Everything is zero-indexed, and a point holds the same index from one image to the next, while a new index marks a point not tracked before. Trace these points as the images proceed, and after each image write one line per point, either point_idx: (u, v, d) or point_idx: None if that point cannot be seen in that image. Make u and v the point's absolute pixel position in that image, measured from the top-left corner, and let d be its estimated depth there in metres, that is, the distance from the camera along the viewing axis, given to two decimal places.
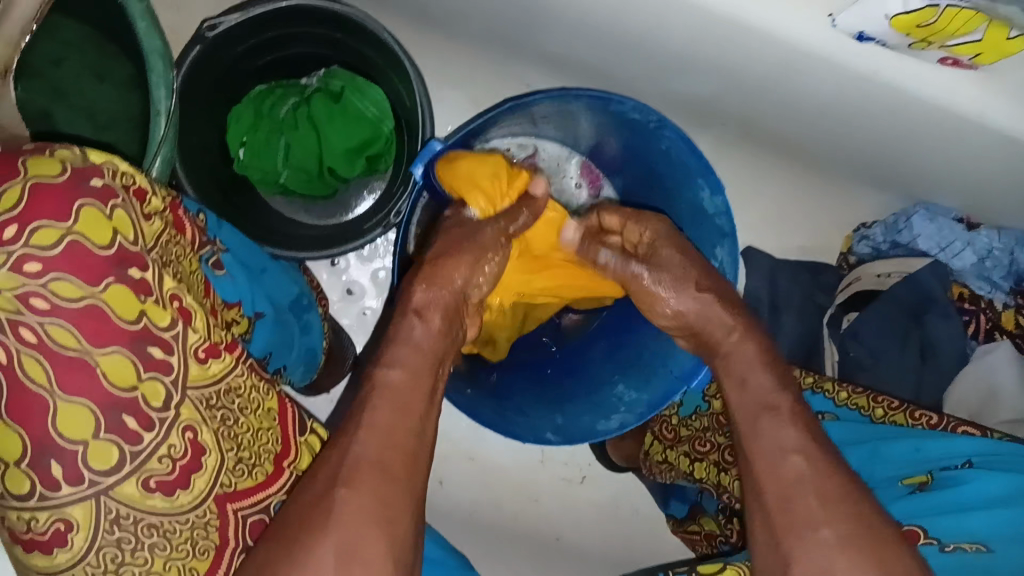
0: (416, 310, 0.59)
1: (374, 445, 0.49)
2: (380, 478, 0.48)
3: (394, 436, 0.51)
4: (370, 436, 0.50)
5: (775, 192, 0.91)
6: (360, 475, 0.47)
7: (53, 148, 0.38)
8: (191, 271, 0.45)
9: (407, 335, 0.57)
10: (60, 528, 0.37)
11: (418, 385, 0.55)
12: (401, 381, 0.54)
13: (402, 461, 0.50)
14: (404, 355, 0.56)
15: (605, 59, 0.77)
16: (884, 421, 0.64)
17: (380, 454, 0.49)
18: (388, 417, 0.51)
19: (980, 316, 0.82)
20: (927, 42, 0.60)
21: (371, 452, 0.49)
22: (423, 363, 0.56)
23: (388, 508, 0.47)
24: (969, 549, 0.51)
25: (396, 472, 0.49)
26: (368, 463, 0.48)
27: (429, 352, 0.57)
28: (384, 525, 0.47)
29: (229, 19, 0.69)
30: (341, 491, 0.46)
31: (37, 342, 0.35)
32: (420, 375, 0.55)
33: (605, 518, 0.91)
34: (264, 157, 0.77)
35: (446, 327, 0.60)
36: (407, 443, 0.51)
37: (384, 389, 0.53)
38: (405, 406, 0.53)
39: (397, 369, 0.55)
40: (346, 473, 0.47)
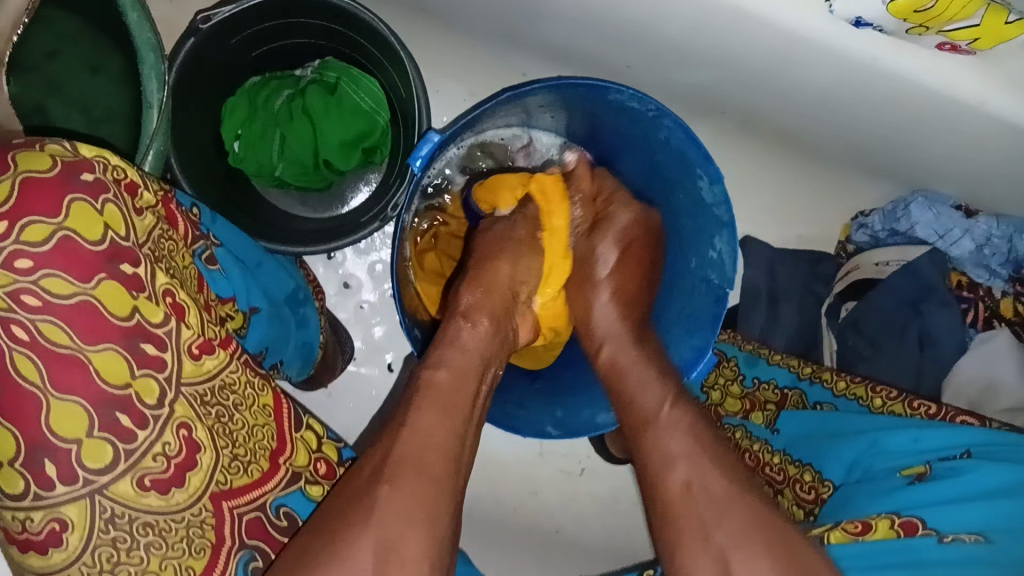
0: (463, 312, 0.65)
1: (415, 442, 0.51)
2: (421, 477, 0.49)
3: (436, 436, 0.53)
4: (411, 435, 0.52)
5: (773, 182, 0.91)
6: (402, 472, 0.49)
7: (44, 141, 0.37)
8: (184, 266, 0.45)
9: (455, 337, 0.62)
10: (55, 528, 0.37)
11: (463, 387, 0.58)
12: (450, 382, 0.57)
13: (439, 463, 0.51)
14: (451, 356, 0.60)
15: (602, 49, 0.77)
16: (883, 411, 0.65)
17: (420, 454, 0.51)
18: (431, 418, 0.53)
19: (978, 304, 0.82)
20: (925, 27, 0.59)
21: (413, 450, 0.51)
22: (468, 364, 0.60)
23: (428, 509, 0.48)
24: (967, 540, 0.51)
25: (434, 469, 0.51)
26: (409, 462, 0.50)
27: (475, 352, 0.61)
28: (425, 526, 0.48)
29: (222, 11, 0.69)
30: (384, 489, 0.48)
31: (28, 339, 0.35)
32: (467, 376, 0.59)
33: (605, 511, 0.90)
34: (258, 150, 0.76)
35: (492, 329, 0.65)
36: (446, 446, 0.53)
37: (430, 389, 0.56)
38: (451, 407, 0.55)
39: (443, 368, 0.58)
40: (389, 473, 0.49)
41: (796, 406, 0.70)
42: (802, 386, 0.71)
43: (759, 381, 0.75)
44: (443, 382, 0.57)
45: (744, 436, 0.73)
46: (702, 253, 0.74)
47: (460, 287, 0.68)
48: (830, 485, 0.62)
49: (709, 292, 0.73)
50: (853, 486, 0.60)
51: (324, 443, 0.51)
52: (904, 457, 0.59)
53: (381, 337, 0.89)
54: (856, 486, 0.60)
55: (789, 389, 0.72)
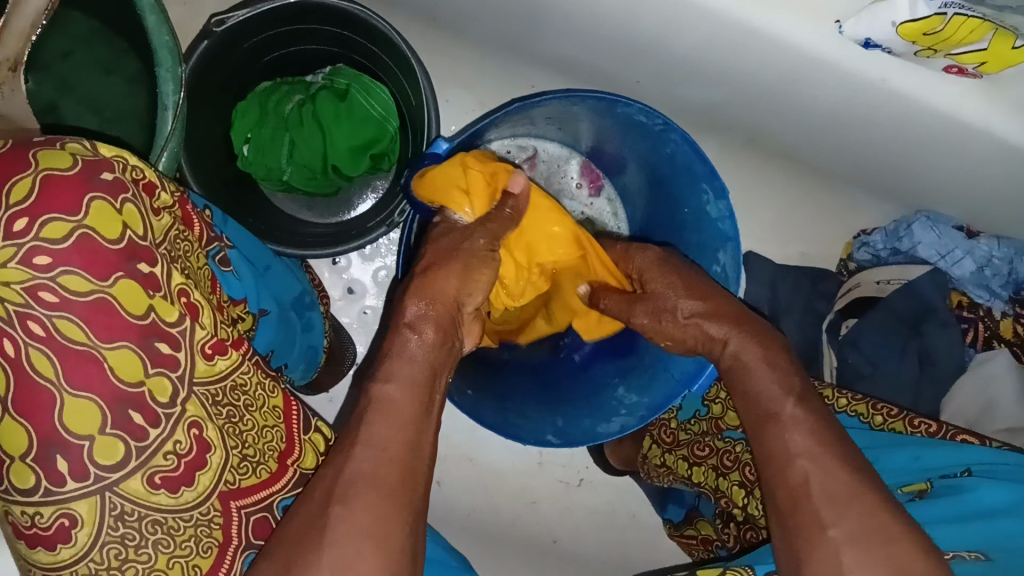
0: (409, 324, 0.58)
1: (370, 459, 0.47)
2: (377, 492, 0.45)
3: (391, 450, 0.48)
4: (366, 450, 0.47)
5: (776, 198, 0.92)
6: (357, 488, 0.45)
7: (64, 140, 0.37)
8: (199, 267, 0.45)
9: (402, 351, 0.56)
10: (64, 524, 0.37)
11: (415, 400, 0.52)
12: (400, 399, 0.52)
13: (399, 474, 0.47)
14: (402, 368, 0.54)
15: (611, 63, 0.78)
16: (883, 427, 0.65)
17: (375, 469, 0.46)
18: (384, 432, 0.49)
19: (978, 324, 0.83)
20: (933, 51, 0.60)
21: (367, 464, 0.46)
22: (418, 378, 0.54)
23: (384, 522, 0.45)
24: (968, 558, 0.50)
25: (389, 485, 0.46)
26: (363, 479, 0.46)
27: (424, 365, 0.55)
28: (378, 542, 0.44)
29: (236, 15, 0.69)
30: (336, 506, 0.44)
31: (45, 336, 0.35)
32: (418, 387, 0.54)
33: (603, 522, 0.91)
34: (267, 154, 0.77)
35: (440, 340, 0.58)
36: (404, 456, 0.48)
37: (378, 404, 0.51)
38: (403, 421, 0.50)
39: (392, 382, 0.53)
40: (342, 489, 0.45)
41: None
42: None
43: None
44: (388, 397, 0.52)
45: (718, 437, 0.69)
46: (707, 268, 0.74)
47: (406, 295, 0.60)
48: None
49: None
50: None
51: (332, 445, 0.51)
52: (907, 475, 0.59)
53: None
54: None
55: None
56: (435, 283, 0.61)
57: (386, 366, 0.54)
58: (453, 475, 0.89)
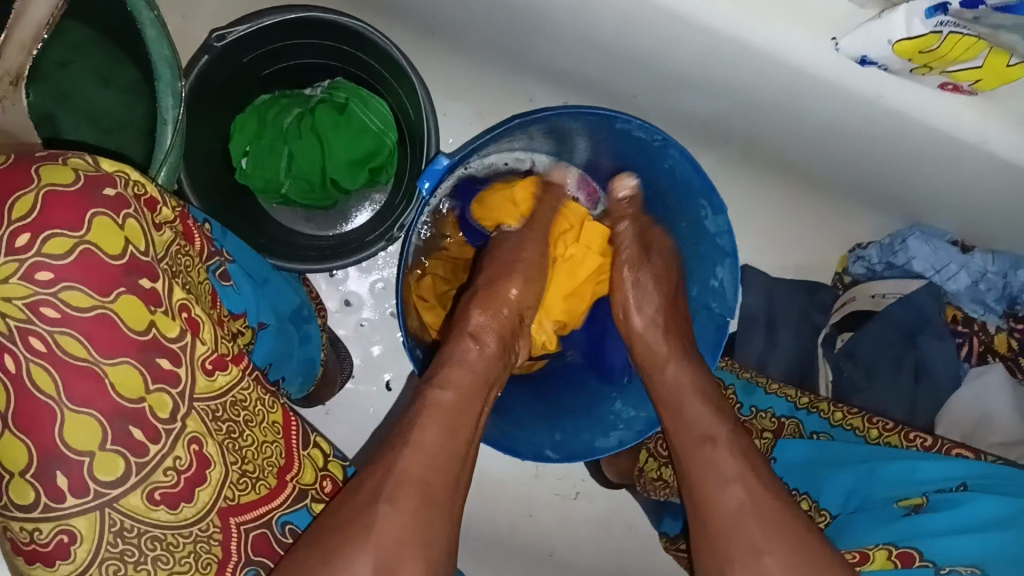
0: (472, 332, 0.65)
1: (420, 463, 0.52)
2: (421, 497, 0.50)
3: (437, 457, 0.53)
4: (414, 454, 0.52)
5: (772, 212, 0.92)
6: (402, 493, 0.49)
7: (67, 155, 0.37)
8: (199, 281, 0.45)
9: (461, 357, 0.62)
10: (64, 540, 0.37)
11: (468, 408, 0.59)
12: (456, 401, 0.58)
13: (443, 482, 0.52)
14: (458, 375, 0.60)
15: (609, 78, 0.78)
16: (879, 440, 0.65)
17: (423, 474, 0.51)
18: (434, 438, 0.54)
19: (972, 338, 0.83)
20: (929, 68, 0.60)
21: (416, 470, 0.51)
22: (474, 385, 0.61)
23: (428, 528, 0.49)
24: (965, 572, 0.51)
25: (434, 492, 0.51)
26: (411, 482, 0.50)
27: (481, 374, 0.62)
28: (421, 547, 0.48)
29: (237, 30, 0.69)
30: (383, 506, 0.48)
31: (46, 351, 0.35)
32: (470, 395, 0.59)
33: (599, 534, 0.91)
34: (266, 166, 0.77)
35: (498, 351, 0.66)
36: (449, 465, 0.54)
37: (435, 407, 0.57)
38: (454, 427, 0.56)
39: (448, 389, 0.59)
40: (389, 491, 0.49)
41: (794, 435, 0.71)
42: (799, 415, 0.72)
43: (756, 410, 0.75)
44: (446, 401, 0.58)
45: None
46: (705, 282, 0.75)
47: (470, 306, 0.68)
48: (827, 514, 0.63)
49: (713, 319, 0.74)
50: (851, 513, 0.61)
51: (330, 461, 0.51)
52: (901, 487, 0.59)
53: (380, 356, 0.89)
54: (855, 516, 0.60)
55: (786, 418, 0.73)
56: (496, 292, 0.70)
57: (441, 377, 0.60)
58: None
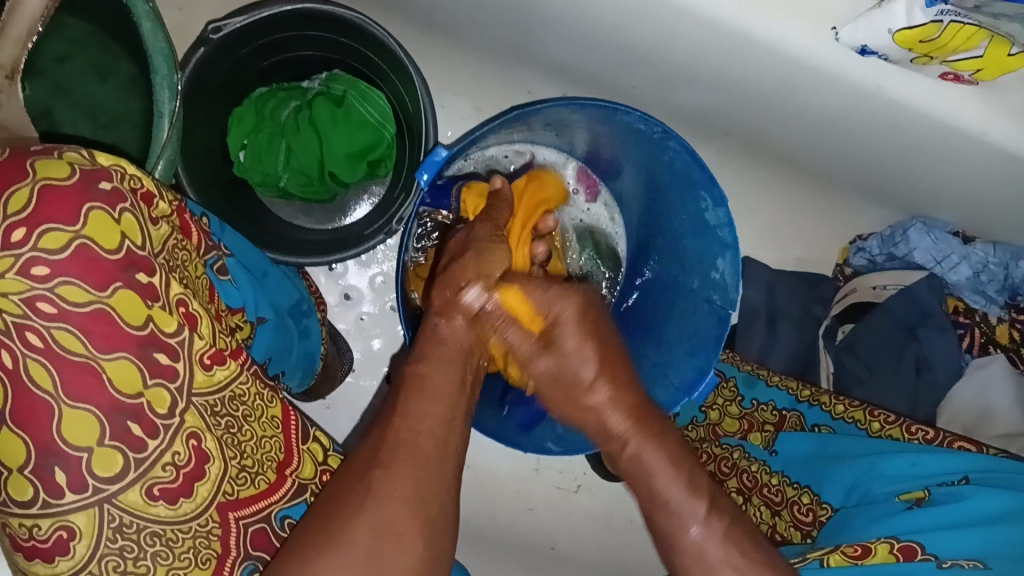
0: (440, 311, 0.62)
1: (408, 428, 0.51)
2: (413, 460, 0.49)
3: (427, 423, 0.52)
4: (401, 421, 0.51)
5: (772, 203, 0.92)
6: (394, 457, 0.49)
7: (62, 149, 0.37)
8: (197, 275, 0.45)
9: (440, 332, 0.60)
10: (63, 536, 0.37)
11: (449, 381, 0.56)
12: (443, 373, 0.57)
13: (434, 445, 0.51)
14: (438, 351, 0.58)
15: (608, 70, 0.78)
16: (880, 434, 0.65)
17: (413, 439, 0.50)
18: (419, 407, 0.53)
19: (975, 329, 0.82)
20: (930, 58, 0.60)
21: (407, 436, 0.50)
22: (450, 358, 0.58)
23: (425, 488, 0.48)
24: (967, 566, 0.50)
25: (427, 454, 0.50)
26: (403, 447, 0.49)
27: (455, 347, 0.59)
28: (418, 506, 0.47)
29: (232, 22, 0.69)
30: (376, 472, 0.47)
31: (43, 347, 0.35)
32: (453, 367, 0.57)
33: (600, 528, 0.90)
34: (263, 160, 0.77)
35: (471, 325, 0.62)
36: (437, 429, 0.52)
37: (420, 379, 0.56)
38: (441, 397, 0.55)
39: (425, 364, 0.57)
40: (380, 458, 0.48)
41: (795, 428, 0.71)
42: (801, 408, 0.72)
43: (758, 403, 0.75)
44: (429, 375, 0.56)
45: (741, 456, 0.72)
46: (706, 274, 0.74)
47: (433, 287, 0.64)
48: (828, 507, 0.63)
49: (712, 311, 0.73)
50: (851, 508, 0.61)
51: (330, 455, 0.51)
52: (902, 481, 0.59)
53: (380, 350, 0.89)
54: (856, 509, 0.60)
55: (788, 411, 0.73)
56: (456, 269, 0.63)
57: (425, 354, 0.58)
58: None
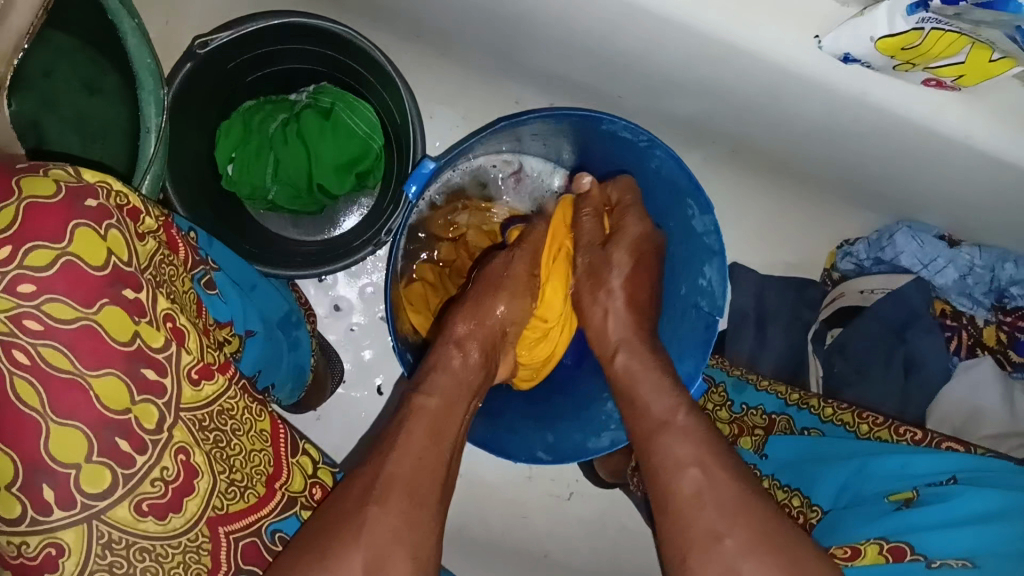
0: (457, 341, 0.67)
1: (407, 465, 0.53)
2: (409, 497, 0.52)
3: (424, 460, 0.54)
4: (401, 456, 0.54)
5: (760, 209, 0.92)
6: (391, 494, 0.51)
7: (47, 166, 0.37)
8: (184, 290, 0.45)
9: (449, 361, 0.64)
10: (51, 553, 0.37)
11: (452, 415, 0.60)
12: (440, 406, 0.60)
13: (429, 483, 0.54)
14: (441, 380, 0.62)
15: (595, 79, 0.78)
16: (869, 436, 0.66)
17: (411, 474, 0.53)
18: (420, 440, 0.56)
19: (962, 331, 0.84)
20: (912, 64, 0.61)
21: (404, 470, 0.53)
22: (458, 390, 0.63)
23: (414, 527, 0.51)
24: (955, 565, 0.52)
25: (421, 493, 0.53)
26: (400, 483, 0.52)
27: (464, 381, 0.64)
28: (407, 546, 0.50)
29: (220, 36, 0.69)
30: (372, 507, 0.49)
31: (30, 364, 0.35)
32: (455, 403, 0.61)
33: (593, 534, 0.91)
34: (252, 171, 0.77)
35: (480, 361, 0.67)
36: (434, 466, 0.55)
37: (421, 415, 0.58)
38: (438, 430, 0.58)
39: (434, 395, 0.60)
40: (379, 492, 0.51)
41: (785, 432, 0.71)
42: (790, 411, 0.72)
43: (748, 407, 0.76)
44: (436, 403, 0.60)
45: None
46: (693, 282, 0.75)
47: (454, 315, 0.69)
48: (819, 509, 0.63)
49: (700, 318, 0.74)
50: (841, 510, 0.61)
51: (319, 467, 0.51)
52: (891, 482, 0.60)
53: (371, 360, 0.89)
54: (845, 512, 0.60)
55: (777, 414, 0.73)
56: (484, 305, 0.70)
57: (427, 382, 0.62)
58: None
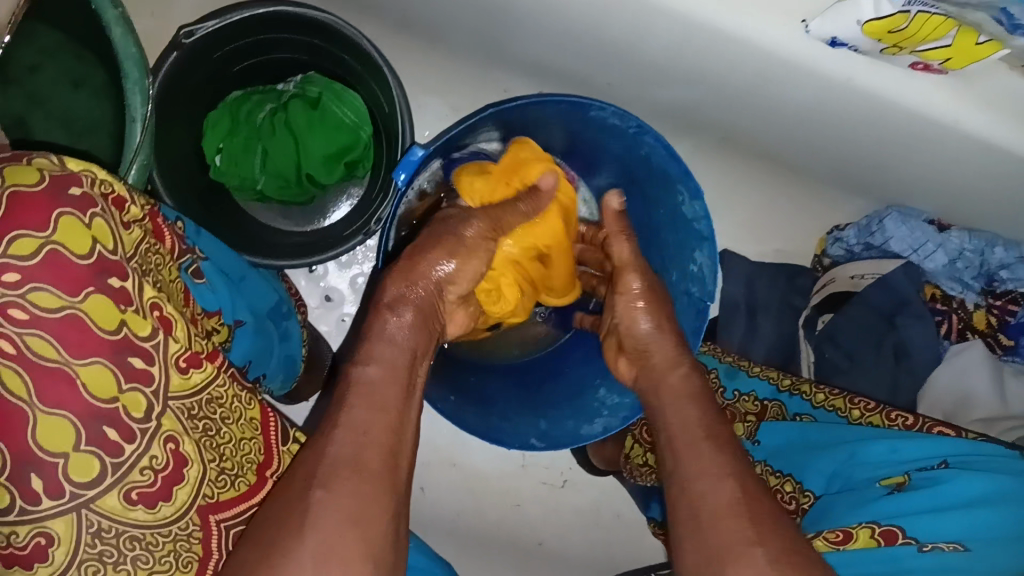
0: (388, 306, 0.60)
1: (349, 442, 0.49)
2: (357, 476, 0.47)
3: (373, 434, 0.50)
4: (344, 432, 0.49)
5: (750, 196, 0.92)
6: (335, 476, 0.47)
7: (31, 155, 0.37)
8: (171, 279, 0.45)
9: (387, 334, 0.58)
10: (40, 543, 0.37)
11: (397, 379, 0.55)
12: (388, 377, 0.55)
13: (379, 458, 0.49)
14: (382, 350, 0.56)
15: (583, 67, 0.78)
16: (861, 421, 0.66)
17: (358, 455, 0.49)
18: (363, 414, 0.51)
19: (952, 316, 0.84)
20: (899, 48, 0.61)
21: (348, 451, 0.49)
22: (399, 360, 0.56)
23: (369, 506, 0.47)
24: (947, 549, 0.52)
25: (371, 469, 0.48)
26: (346, 464, 0.48)
27: (404, 346, 0.58)
28: (356, 529, 0.46)
29: (205, 26, 0.69)
30: (316, 492, 0.46)
31: (16, 354, 0.35)
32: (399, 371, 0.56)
33: (587, 522, 0.91)
34: (240, 164, 0.77)
35: (419, 322, 0.61)
36: (384, 438, 0.51)
37: (360, 387, 0.53)
38: (386, 402, 0.53)
39: (372, 364, 0.55)
40: (321, 474, 0.47)
41: (776, 418, 0.72)
42: (781, 398, 0.73)
43: (740, 394, 0.76)
44: (379, 376, 0.54)
45: None
46: (684, 268, 0.74)
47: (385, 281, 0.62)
48: (810, 494, 0.64)
49: (692, 303, 0.74)
50: (833, 495, 0.62)
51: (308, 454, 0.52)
52: (884, 467, 0.60)
53: None
54: (838, 495, 0.61)
55: (768, 401, 0.73)
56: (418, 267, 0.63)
57: (367, 353, 0.56)
58: (436, 480, 0.89)
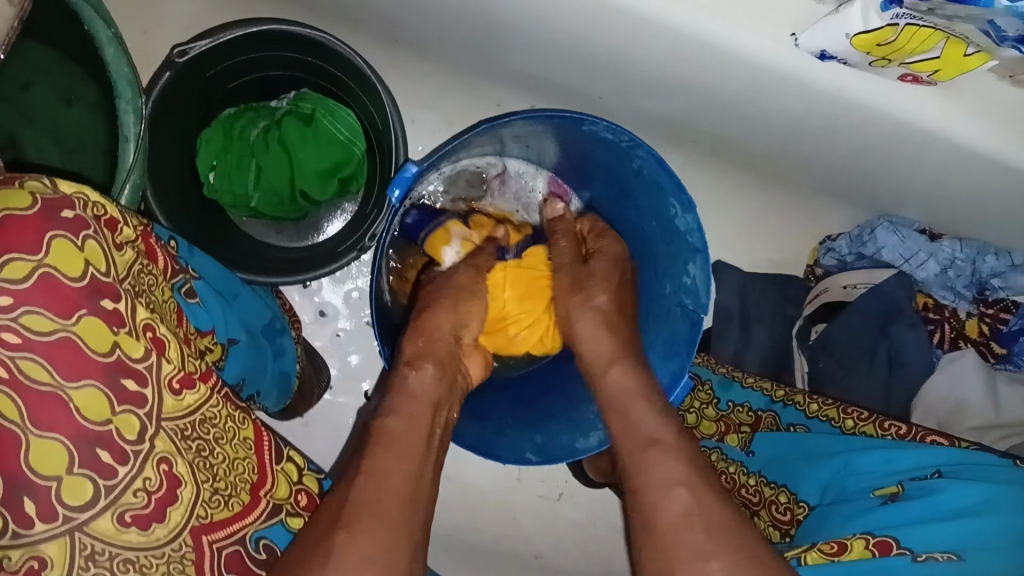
0: (408, 362, 0.63)
1: (373, 487, 0.50)
2: (377, 520, 0.48)
3: (393, 480, 0.52)
4: (369, 479, 0.51)
5: (743, 207, 0.93)
6: (359, 518, 0.48)
7: (24, 178, 0.37)
8: (164, 300, 0.45)
9: (405, 387, 0.60)
10: (33, 567, 0.36)
11: (417, 430, 0.57)
12: (409, 430, 0.57)
13: (398, 504, 0.50)
14: (400, 404, 0.59)
15: (574, 81, 0.79)
16: (855, 431, 0.66)
17: (377, 498, 0.50)
18: (385, 463, 0.53)
19: (945, 325, 0.86)
20: (888, 60, 0.61)
21: (371, 493, 0.50)
22: (419, 411, 0.59)
23: (388, 548, 0.47)
24: (941, 558, 0.52)
25: (392, 514, 0.50)
26: (367, 506, 0.49)
27: (424, 400, 0.60)
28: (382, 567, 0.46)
29: (198, 45, 0.69)
30: (340, 534, 0.46)
31: (9, 378, 0.34)
32: (418, 422, 0.58)
33: (584, 535, 0.91)
34: (234, 180, 0.77)
35: (438, 372, 0.63)
36: (402, 486, 0.52)
37: (383, 436, 0.55)
38: (406, 452, 0.55)
39: (392, 416, 0.57)
40: (346, 519, 0.47)
41: (770, 428, 0.72)
42: (775, 408, 0.73)
43: (733, 405, 0.76)
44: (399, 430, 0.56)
45: (720, 458, 0.74)
46: (677, 280, 0.74)
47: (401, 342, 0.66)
48: (805, 505, 0.64)
49: (685, 315, 0.74)
50: (828, 506, 0.62)
51: (306, 474, 0.52)
52: (877, 478, 0.60)
53: (358, 366, 0.89)
54: (834, 507, 0.61)
55: (762, 411, 0.73)
56: (425, 325, 0.67)
57: (391, 409, 0.58)
58: None
